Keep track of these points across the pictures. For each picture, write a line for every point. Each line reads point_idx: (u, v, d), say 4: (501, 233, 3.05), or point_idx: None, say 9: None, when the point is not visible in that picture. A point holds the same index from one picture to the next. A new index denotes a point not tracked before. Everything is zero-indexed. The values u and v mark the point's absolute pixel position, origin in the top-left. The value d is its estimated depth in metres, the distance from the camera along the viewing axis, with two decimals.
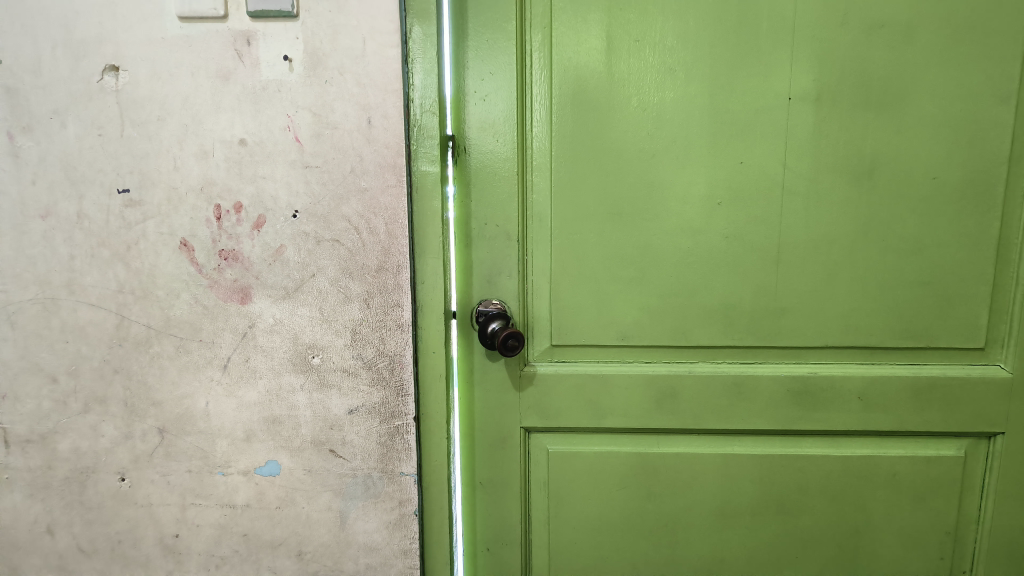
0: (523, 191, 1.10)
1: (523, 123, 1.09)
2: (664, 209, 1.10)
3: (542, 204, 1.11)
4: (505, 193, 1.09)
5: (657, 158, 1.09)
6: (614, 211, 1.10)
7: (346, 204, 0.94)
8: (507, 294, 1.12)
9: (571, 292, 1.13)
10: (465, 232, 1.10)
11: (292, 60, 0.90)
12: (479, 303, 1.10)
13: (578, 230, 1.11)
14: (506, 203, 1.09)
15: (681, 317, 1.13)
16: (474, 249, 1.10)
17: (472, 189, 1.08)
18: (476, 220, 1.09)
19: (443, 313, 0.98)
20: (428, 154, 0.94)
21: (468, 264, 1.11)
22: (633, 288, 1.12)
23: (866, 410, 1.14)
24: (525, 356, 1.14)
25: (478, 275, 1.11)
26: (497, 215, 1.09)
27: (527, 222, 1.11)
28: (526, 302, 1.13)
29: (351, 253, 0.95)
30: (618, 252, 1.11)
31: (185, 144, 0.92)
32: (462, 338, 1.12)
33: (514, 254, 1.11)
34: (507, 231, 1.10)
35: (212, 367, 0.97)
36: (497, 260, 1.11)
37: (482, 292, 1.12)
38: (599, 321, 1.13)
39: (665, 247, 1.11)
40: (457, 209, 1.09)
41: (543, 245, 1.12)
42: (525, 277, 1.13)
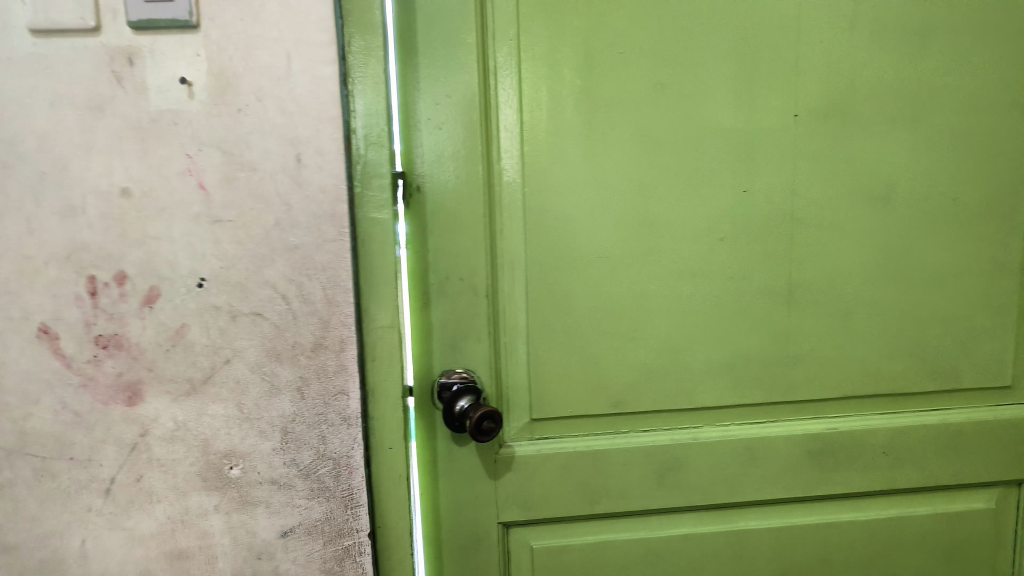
0: (489, 238, 0.92)
1: (487, 155, 0.92)
2: (653, 251, 0.95)
3: (511, 250, 0.93)
4: (468, 241, 0.91)
5: (643, 194, 0.95)
6: (597, 258, 0.95)
7: (270, 267, 0.72)
8: (475, 362, 0.93)
9: (553, 354, 0.95)
10: (421, 290, 0.90)
11: (191, 83, 0.70)
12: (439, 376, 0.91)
13: (556, 280, 0.94)
14: (470, 253, 0.91)
15: (679, 375, 0.98)
16: (432, 308, 0.91)
17: (427, 237, 0.90)
18: (433, 274, 0.90)
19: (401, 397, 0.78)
20: (377, 198, 0.75)
21: (426, 328, 0.91)
22: (624, 345, 0.96)
23: (884, 468, 1.02)
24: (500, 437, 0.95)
25: (440, 340, 0.91)
26: (460, 268, 0.91)
27: (495, 274, 0.93)
28: (499, 369, 0.94)
29: (278, 329, 0.73)
30: (603, 303, 0.95)
31: (44, 200, 0.69)
32: (420, 417, 0.92)
33: (482, 314, 0.92)
34: (473, 287, 0.91)
35: (89, 494, 0.72)
36: (460, 322, 0.92)
37: (444, 360, 0.92)
38: (587, 386, 0.96)
39: (658, 294, 0.96)
40: (410, 260, 0.90)
41: (515, 300, 0.94)
42: (497, 339, 0.94)
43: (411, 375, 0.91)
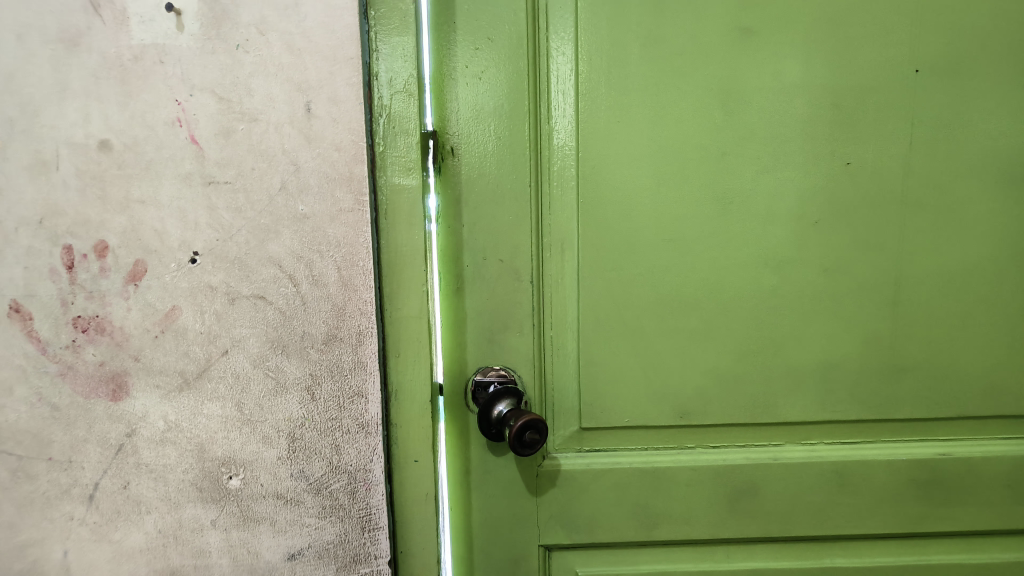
0: (538, 212, 0.77)
1: (534, 113, 0.76)
2: (736, 232, 0.79)
3: (562, 230, 0.78)
4: (511, 215, 0.76)
5: (729, 163, 0.78)
6: (668, 240, 0.78)
7: (274, 240, 0.60)
8: (517, 358, 0.79)
9: (609, 353, 0.80)
10: (453, 274, 0.76)
11: (181, 11, 0.57)
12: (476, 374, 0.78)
13: (616, 266, 0.78)
14: (515, 230, 0.76)
15: (761, 381, 0.82)
16: (465, 297, 0.77)
17: (462, 213, 0.75)
18: (470, 255, 0.76)
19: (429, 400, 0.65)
20: (402, 160, 0.61)
21: (456, 319, 0.77)
22: (695, 345, 0.80)
23: (1012, 505, 0.84)
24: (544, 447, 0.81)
25: (476, 332, 0.78)
26: (503, 247, 0.76)
27: (541, 257, 0.78)
28: (544, 369, 0.80)
29: (285, 317, 0.61)
30: (672, 294, 0.79)
31: (9, 152, 0.57)
32: (451, 424, 0.79)
33: (526, 303, 0.78)
34: (516, 270, 0.77)
35: (70, 500, 0.62)
36: (499, 313, 0.78)
37: (479, 357, 0.78)
38: (648, 391, 0.81)
39: (741, 284, 0.80)
40: (439, 242, 0.75)
41: (568, 289, 0.79)
42: (542, 334, 0.79)
43: (440, 373, 0.78)
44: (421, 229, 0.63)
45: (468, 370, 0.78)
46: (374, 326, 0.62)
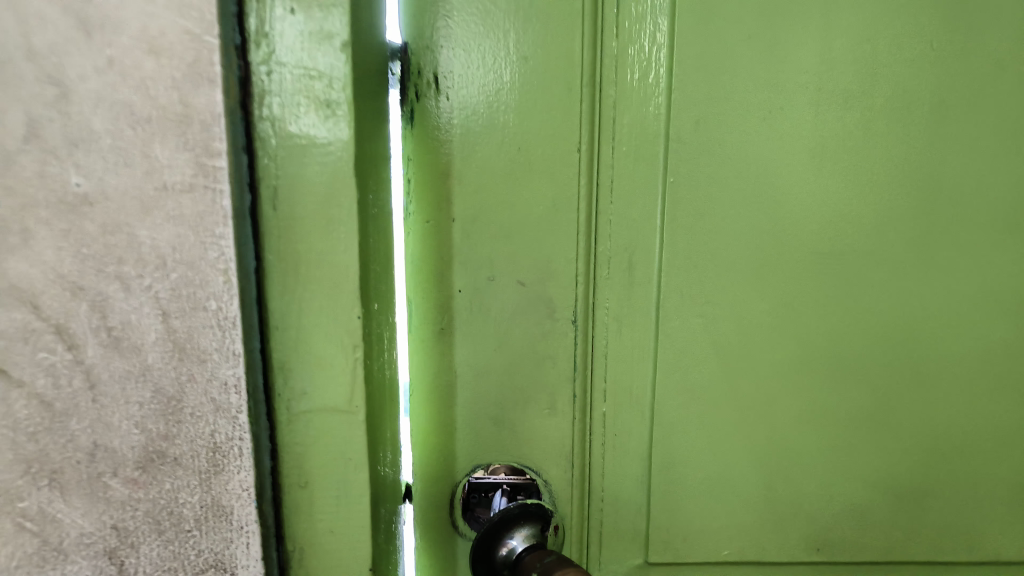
0: (590, 195, 0.40)
1: (595, 14, 0.38)
2: (967, 237, 0.40)
3: (635, 231, 0.40)
4: (536, 202, 0.40)
5: (972, 97, 0.39)
6: (831, 248, 0.40)
7: (18, 253, 0.29)
8: (539, 451, 0.44)
9: (708, 449, 0.44)
10: (434, 306, 0.41)
11: None
12: (470, 472, 0.44)
13: (732, 294, 0.41)
14: (546, 229, 0.40)
15: (979, 506, 0.45)
16: (452, 345, 0.41)
17: (453, 195, 0.40)
18: (464, 272, 0.40)
19: (372, 567, 0.35)
20: (311, 89, 0.30)
21: (436, 383, 0.42)
22: (865, 443, 0.43)
23: None
24: None
25: (467, 404, 0.42)
26: (525, 261, 0.40)
27: (592, 282, 0.41)
28: (588, 472, 0.44)
29: (53, 415, 0.30)
30: (836, 348, 0.42)
31: None
32: (425, 555, 0.45)
33: (563, 359, 0.42)
34: (548, 303, 0.41)
35: None
36: (512, 376, 0.42)
37: (474, 447, 0.43)
38: (770, 515, 0.45)
39: (963, 333, 0.42)
40: (410, 252, 0.40)
41: (637, 335, 0.42)
42: (588, 415, 0.43)
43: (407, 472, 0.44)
44: (356, 235, 0.31)
45: (454, 467, 0.44)
46: (246, 434, 0.31)
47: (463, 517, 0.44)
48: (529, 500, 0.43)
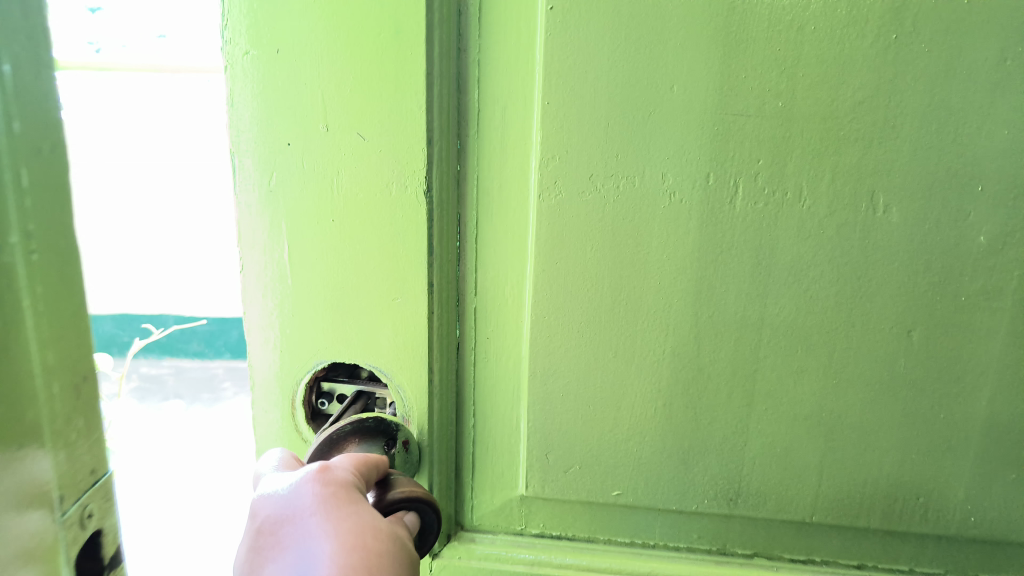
0: (449, 25, 0.32)
1: None
2: (943, 98, 0.29)
3: (504, 79, 0.33)
4: (371, 26, 0.31)
5: None
6: (751, 110, 0.30)
7: None
8: (387, 353, 0.36)
9: (592, 363, 0.36)
10: (260, 162, 0.33)
11: None
12: (322, 373, 0.38)
13: (624, 167, 0.32)
14: (394, 65, 0.31)
15: (935, 467, 0.35)
16: (278, 212, 0.34)
17: (278, 16, 0.31)
18: (291, 119, 0.32)
19: None
20: None
21: (267, 259, 0.35)
22: (791, 372, 0.34)
23: None
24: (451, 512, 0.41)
25: (304, 287, 0.35)
26: (363, 106, 0.32)
27: (455, 141, 0.34)
28: (451, 376, 0.38)
29: None
30: (759, 246, 0.32)
31: None
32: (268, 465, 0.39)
33: (412, 238, 0.34)
34: (396, 164, 0.33)
35: None
36: (354, 256, 0.34)
37: (313, 339, 0.36)
38: (671, 451, 0.37)
39: (930, 240, 0.31)
40: (231, 90, 0.32)
41: (511, 214, 0.35)
42: (451, 308, 0.36)
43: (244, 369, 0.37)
44: None
45: (293, 362, 0.37)
46: None
47: (314, 426, 0.38)
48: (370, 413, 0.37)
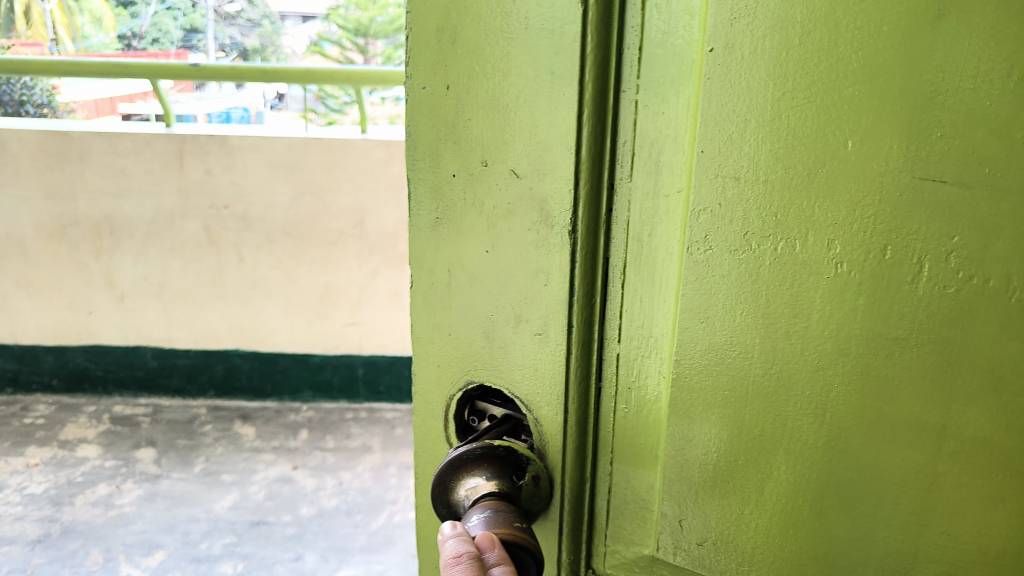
0: (602, 66, 0.33)
1: None
2: None
3: (663, 119, 0.32)
4: (529, 71, 0.34)
5: None
6: (948, 176, 0.26)
7: None
8: (529, 380, 0.38)
9: (731, 432, 0.34)
10: (427, 189, 0.37)
11: None
12: (473, 391, 0.40)
13: (783, 229, 0.30)
14: (546, 107, 0.34)
15: None
16: (444, 237, 0.38)
17: (452, 58, 0.35)
18: (460, 152, 0.36)
19: None
20: None
21: (435, 278, 0.39)
22: (980, 485, 0.29)
23: None
24: (586, 554, 0.41)
25: (463, 306, 0.38)
26: (522, 145, 0.35)
27: (604, 182, 0.34)
28: (587, 415, 0.38)
29: None
30: (946, 339, 0.28)
31: None
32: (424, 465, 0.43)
33: (556, 277, 0.35)
34: (541, 204, 0.35)
35: None
36: (500, 287, 0.37)
37: (466, 360, 0.39)
38: (816, 545, 0.33)
39: None
40: (411, 121, 0.37)
41: (658, 263, 0.34)
42: (591, 348, 0.37)
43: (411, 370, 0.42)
44: None
45: (450, 377, 0.40)
46: None
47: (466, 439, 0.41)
48: (502, 441, 0.38)
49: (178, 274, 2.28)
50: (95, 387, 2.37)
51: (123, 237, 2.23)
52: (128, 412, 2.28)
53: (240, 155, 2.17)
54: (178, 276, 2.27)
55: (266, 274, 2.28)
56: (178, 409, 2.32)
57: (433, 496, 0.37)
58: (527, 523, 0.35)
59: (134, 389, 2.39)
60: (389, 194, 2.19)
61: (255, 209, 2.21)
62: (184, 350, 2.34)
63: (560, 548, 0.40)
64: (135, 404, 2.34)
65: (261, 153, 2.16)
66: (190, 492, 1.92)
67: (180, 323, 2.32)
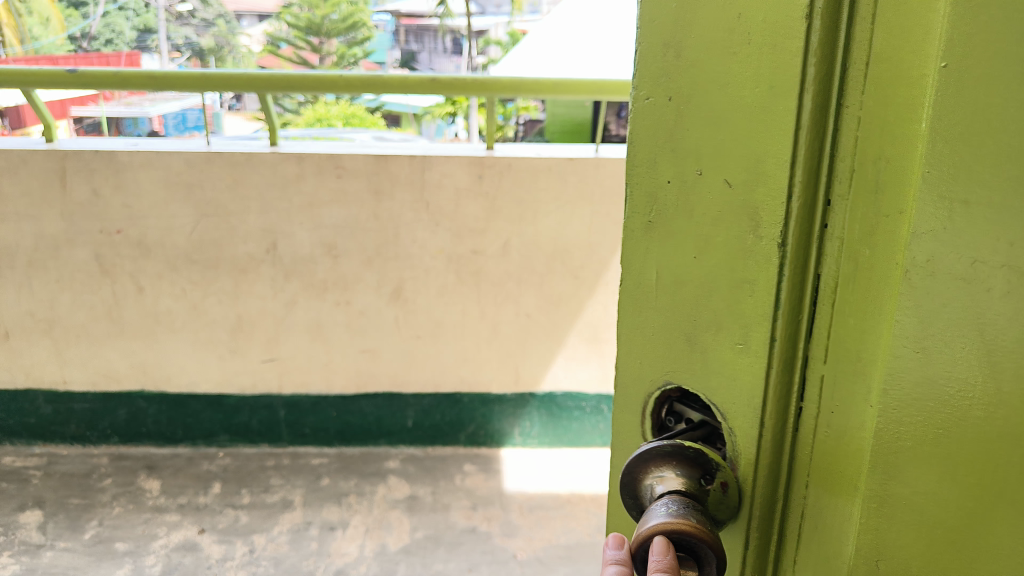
0: (813, 107, 0.41)
1: None
2: None
3: (885, 138, 0.38)
4: (749, 88, 0.43)
5: None
6: None
7: None
8: (720, 361, 0.49)
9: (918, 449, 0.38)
10: (648, 200, 0.51)
11: None
12: (670, 392, 0.53)
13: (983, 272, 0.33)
14: (759, 125, 0.43)
15: None
16: (661, 246, 0.50)
17: (674, 84, 0.47)
18: (682, 171, 0.48)
19: None
20: None
21: (653, 275, 0.52)
22: None
23: None
24: (773, 535, 0.49)
25: (662, 289, 0.51)
26: (731, 165, 0.45)
27: (820, 206, 0.42)
28: (787, 422, 0.47)
29: None
30: None
31: None
32: (622, 439, 0.57)
33: (760, 286, 0.45)
34: (753, 215, 0.45)
35: None
36: (710, 286, 0.48)
37: (670, 360, 0.52)
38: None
39: None
40: (639, 136, 0.50)
41: (874, 291, 0.40)
42: (795, 361, 0.46)
43: (620, 340, 0.56)
44: None
45: (654, 375, 0.53)
46: None
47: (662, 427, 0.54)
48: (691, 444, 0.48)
49: (69, 308, 2.35)
50: (35, 431, 2.49)
51: (43, 271, 2.30)
52: (20, 466, 2.40)
53: (131, 172, 2.23)
54: (71, 312, 2.35)
55: (170, 305, 2.37)
56: (75, 460, 2.43)
57: (622, 485, 0.49)
58: (705, 519, 0.44)
59: (25, 436, 2.50)
60: (301, 213, 2.29)
61: (152, 233, 2.28)
62: (82, 393, 2.45)
63: (747, 532, 0.49)
64: (28, 455, 2.45)
65: (156, 171, 2.22)
66: (74, 564, 1.98)
67: (75, 364, 2.41)
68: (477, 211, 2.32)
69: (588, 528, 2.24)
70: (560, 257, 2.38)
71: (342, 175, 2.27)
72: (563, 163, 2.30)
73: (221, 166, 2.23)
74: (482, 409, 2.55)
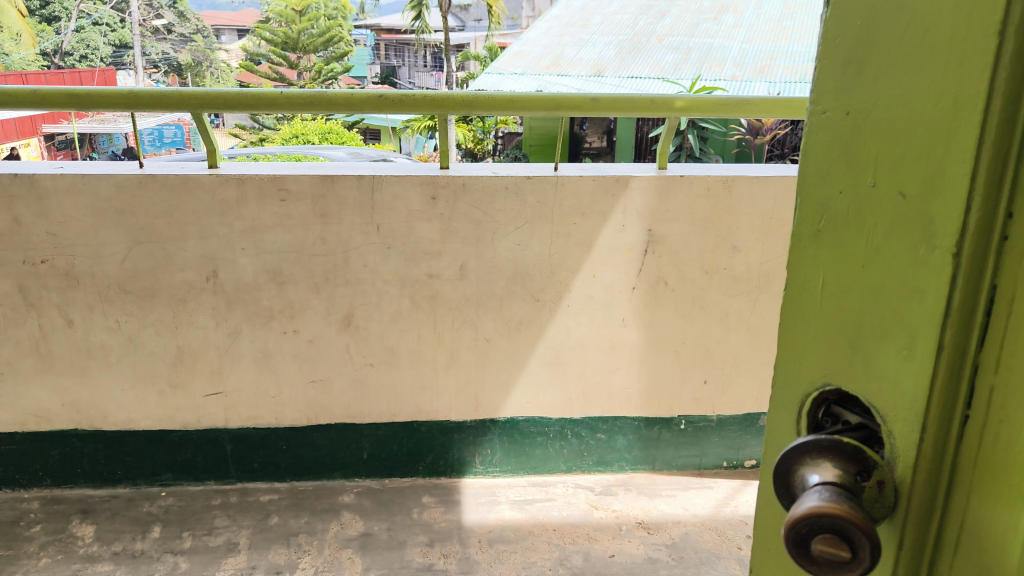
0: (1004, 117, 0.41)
1: None
2: None
3: None
4: (933, 98, 0.44)
5: None
6: None
7: None
8: (887, 367, 0.49)
9: None
10: (815, 208, 0.52)
11: None
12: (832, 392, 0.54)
13: None
14: (944, 136, 0.44)
15: None
16: (823, 252, 0.52)
17: (853, 92, 0.48)
18: (857, 180, 0.49)
19: None
20: None
21: (814, 278, 0.53)
22: None
23: None
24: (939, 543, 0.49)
25: (823, 294, 0.52)
26: (906, 176, 0.46)
27: (1001, 217, 0.43)
28: (951, 429, 0.47)
29: None
30: None
31: None
32: (777, 437, 0.59)
33: (932, 296, 0.46)
34: (927, 224, 0.45)
35: None
36: (879, 294, 0.49)
37: (832, 363, 0.53)
38: None
39: None
40: (812, 143, 0.51)
41: None
42: (963, 364, 0.46)
43: (780, 343, 0.57)
44: None
45: (816, 376, 0.54)
46: None
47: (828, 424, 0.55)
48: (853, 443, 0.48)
49: None
50: None
51: None
52: None
53: (55, 199, 2.08)
54: None
55: (103, 339, 2.22)
56: (3, 506, 2.25)
57: (775, 476, 0.50)
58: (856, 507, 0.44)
59: None
60: (243, 239, 2.18)
61: (79, 262, 2.14)
62: (10, 433, 2.27)
63: (905, 531, 0.50)
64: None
65: (82, 196, 2.08)
66: None
67: (2, 404, 2.24)
68: (431, 234, 2.24)
69: (549, 561, 2.14)
70: (519, 279, 2.32)
71: (285, 198, 2.16)
72: (520, 183, 2.23)
73: (154, 190, 2.11)
74: (441, 438, 2.46)
